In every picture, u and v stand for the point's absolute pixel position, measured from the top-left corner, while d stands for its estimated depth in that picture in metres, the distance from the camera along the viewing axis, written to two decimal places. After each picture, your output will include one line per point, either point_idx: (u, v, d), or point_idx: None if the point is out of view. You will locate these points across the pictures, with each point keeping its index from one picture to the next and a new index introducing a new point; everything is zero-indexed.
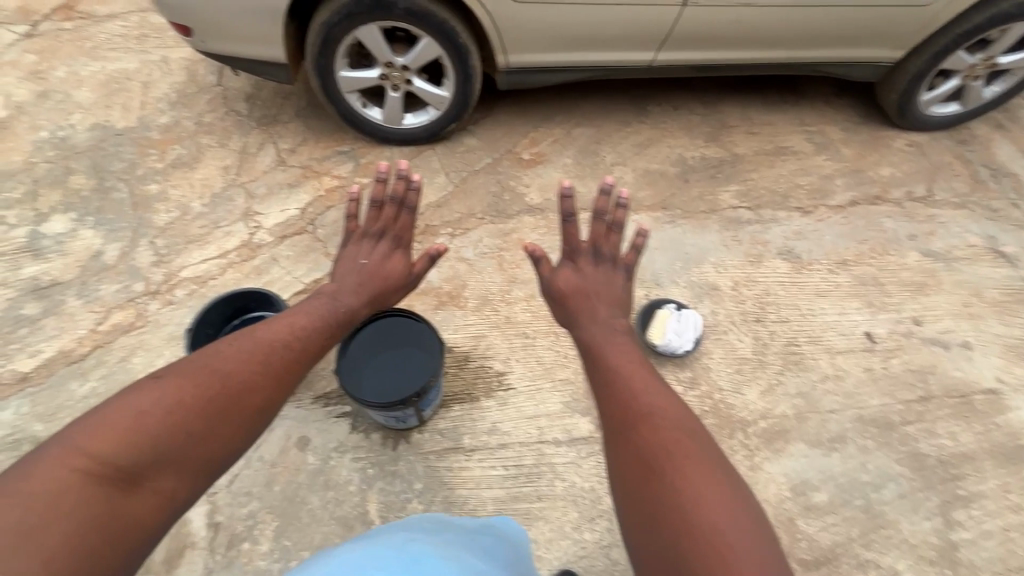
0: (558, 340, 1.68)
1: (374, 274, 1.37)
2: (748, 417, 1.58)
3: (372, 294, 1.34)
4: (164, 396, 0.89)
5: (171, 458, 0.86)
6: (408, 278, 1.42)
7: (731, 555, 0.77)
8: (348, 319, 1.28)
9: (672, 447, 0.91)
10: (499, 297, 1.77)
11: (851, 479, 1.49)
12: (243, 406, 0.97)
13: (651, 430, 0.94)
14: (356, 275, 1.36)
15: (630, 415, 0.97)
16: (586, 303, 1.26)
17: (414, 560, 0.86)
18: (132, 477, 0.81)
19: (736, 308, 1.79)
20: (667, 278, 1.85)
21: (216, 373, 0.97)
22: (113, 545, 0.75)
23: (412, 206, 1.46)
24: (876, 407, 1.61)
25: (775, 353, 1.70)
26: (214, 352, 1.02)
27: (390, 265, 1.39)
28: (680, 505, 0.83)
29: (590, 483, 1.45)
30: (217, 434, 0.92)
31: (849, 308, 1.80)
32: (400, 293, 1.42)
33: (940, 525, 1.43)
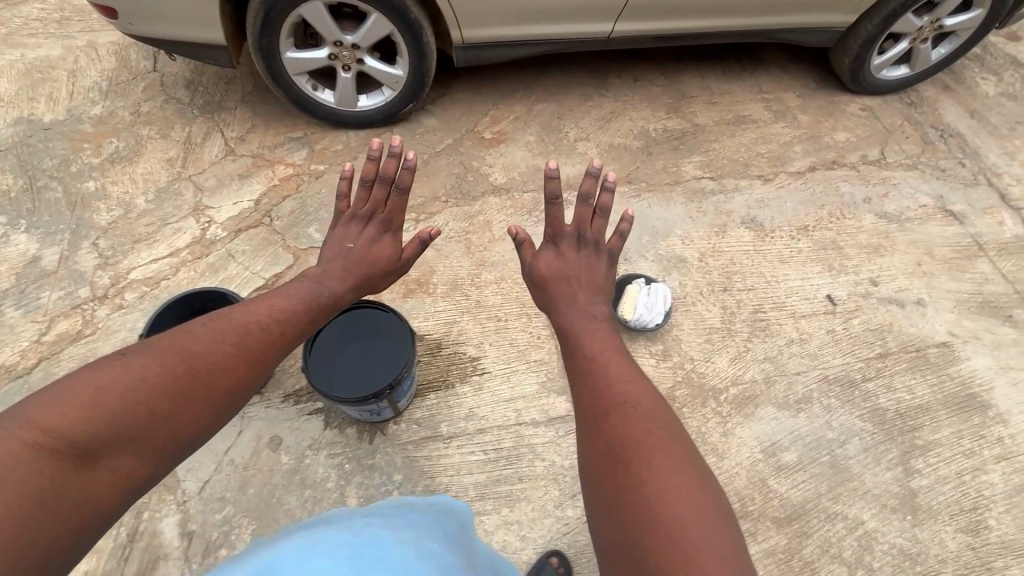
0: (531, 322, 1.67)
1: (363, 257, 1.31)
2: (719, 384, 1.62)
3: (359, 279, 1.28)
4: (129, 372, 0.80)
5: (132, 437, 0.76)
6: (397, 263, 1.36)
7: (697, 551, 0.73)
8: (337, 302, 1.22)
9: (647, 437, 0.87)
10: (468, 281, 1.74)
11: (818, 437, 1.55)
12: (213, 388, 0.88)
13: (626, 421, 0.90)
14: (342, 261, 1.29)
15: (606, 404, 0.93)
16: (574, 289, 1.24)
17: (370, 545, 0.79)
18: (89, 454, 0.72)
19: (703, 279, 1.81)
20: (635, 252, 1.85)
21: (186, 354, 0.88)
22: (63, 522, 0.67)
23: (404, 188, 1.39)
24: (838, 366, 1.67)
25: (743, 321, 1.74)
26: (187, 330, 0.92)
27: (379, 248, 1.34)
28: (648, 498, 0.79)
29: (570, 460, 1.47)
30: (182, 418, 0.82)
31: (811, 273, 1.85)
32: (388, 278, 1.35)
33: (900, 473, 1.51)
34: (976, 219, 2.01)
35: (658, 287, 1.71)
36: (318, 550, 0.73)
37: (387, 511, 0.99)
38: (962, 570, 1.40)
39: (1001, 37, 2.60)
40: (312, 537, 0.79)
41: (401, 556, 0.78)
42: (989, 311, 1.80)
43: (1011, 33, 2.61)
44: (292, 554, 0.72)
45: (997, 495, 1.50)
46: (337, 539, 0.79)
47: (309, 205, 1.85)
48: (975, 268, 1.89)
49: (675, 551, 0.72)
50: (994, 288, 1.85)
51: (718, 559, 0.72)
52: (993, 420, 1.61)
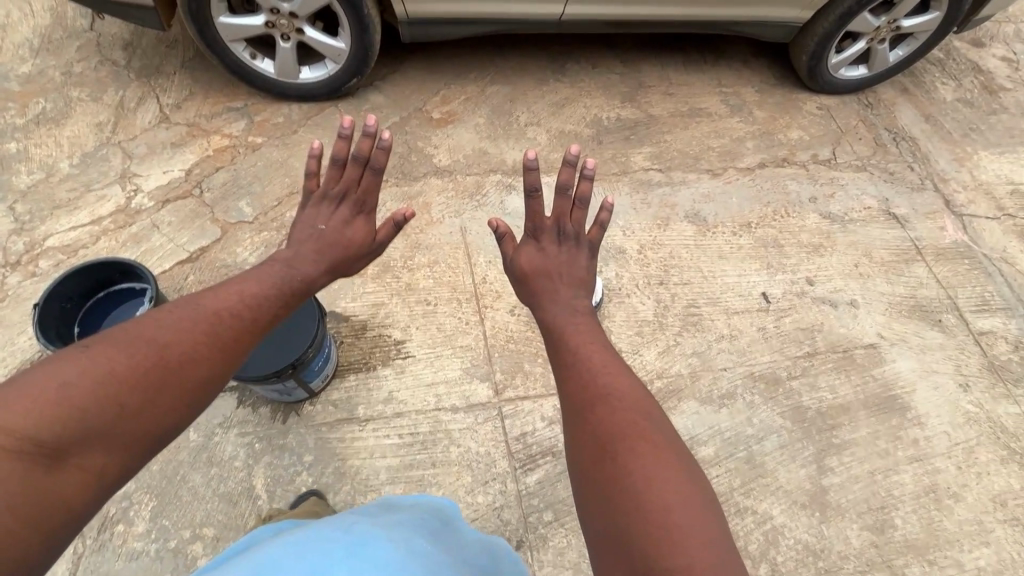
0: (460, 307, 1.66)
1: (335, 241, 1.19)
2: (644, 377, 1.62)
3: (334, 262, 1.17)
4: (93, 367, 0.75)
5: (106, 431, 0.73)
6: (366, 249, 1.23)
7: (679, 538, 0.70)
8: (308, 282, 1.10)
9: (632, 428, 0.83)
10: (400, 263, 1.71)
11: (736, 433, 1.56)
12: (184, 376, 0.82)
13: (609, 413, 0.85)
14: (313, 242, 1.17)
15: (592, 398, 0.88)
16: (564, 283, 1.14)
17: (359, 543, 0.72)
18: (59, 451, 0.68)
19: (640, 271, 1.80)
20: None
21: (156, 344, 0.82)
22: (38, 526, 0.64)
23: (379, 168, 1.25)
24: (765, 363, 1.68)
25: (675, 316, 1.73)
26: (153, 320, 0.85)
27: (350, 231, 1.21)
28: (633, 484, 0.76)
29: (486, 447, 1.46)
30: (157, 408, 0.78)
31: (748, 270, 1.85)
32: (362, 263, 1.24)
33: (814, 471, 1.53)
34: (918, 223, 2.02)
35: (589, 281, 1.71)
36: (315, 550, 0.68)
37: (373, 510, 0.94)
38: (863, 567, 1.42)
39: (965, 42, 2.60)
40: (304, 534, 0.74)
41: (392, 555, 0.71)
42: (919, 314, 1.82)
43: (974, 39, 2.61)
44: (290, 552, 0.67)
45: (905, 495, 1.52)
46: (331, 535, 0.74)
47: (243, 179, 1.80)
48: (911, 272, 1.90)
49: (662, 543, 0.70)
50: (927, 293, 1.87)
51: (702, 547, 0.70)
52: (911, 421, 1.63)
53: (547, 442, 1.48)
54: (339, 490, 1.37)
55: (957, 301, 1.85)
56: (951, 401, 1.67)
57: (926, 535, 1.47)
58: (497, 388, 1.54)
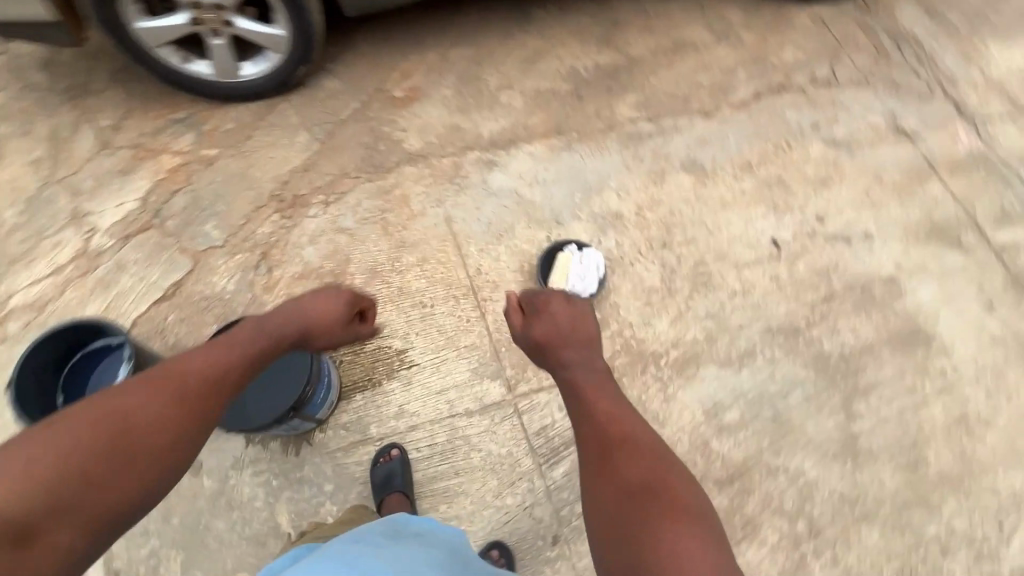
0: (458, 305, 1.57)
1: (311, 312, 1.16)
2: (659, 348, 1.55)
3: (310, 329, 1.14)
4: (65, 441, 0.75)
5: (74, 506, 0.73)
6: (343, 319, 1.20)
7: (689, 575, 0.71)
8: (277, 341, 1.09)
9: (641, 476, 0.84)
10: (388, 266, 1.61)
11: (760, 392, 1.51)
12: (156, 448, 0.82)
13: (625, 463, 0.86)
14: (290, 310, 1.14)
15: (610, 451, 0.88)
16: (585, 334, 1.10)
17: None
18: (30, 531, 0.68)
19: (641, 235, 1.70)
20: (567, 214, 1.71)
21: (129, 418, 0.81)
22: None
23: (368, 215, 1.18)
24: (782, 315, 1.61)
25: (683, 278, 1.65)
26: (130, 390, 0.85)
27: (321, 305, 1.17)
28: (643, 526, 0.77)
29: (507, 447, 1.42)
30: (127, 480, 0.78)
31: (754, 216, 1.74)
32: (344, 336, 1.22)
33: (842, 419, 1.49)
34: (929, 136, 1.88)
35: (589, 258, 1.59)
36: None
37: (379, 533, 0.92)
38: (900, 508, 1.41)
39: None
40: None
41: None
42: (938, 237, 1.72)
43: None
44: None
45: (936, 429, 1.49)
46: None
47: (203, 199, 1.67)
48: (926, 191, 1.79)
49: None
50: (945, 212, 1.76)
51: None
52: (937, 352, 1.58)
53: (569, 433, 1.44)
54: None
55: (976, 217, 1.75)
56: (977, 324, 1.61)
57: (960, 466, 1.46)
58: (510, 385, 1.49)
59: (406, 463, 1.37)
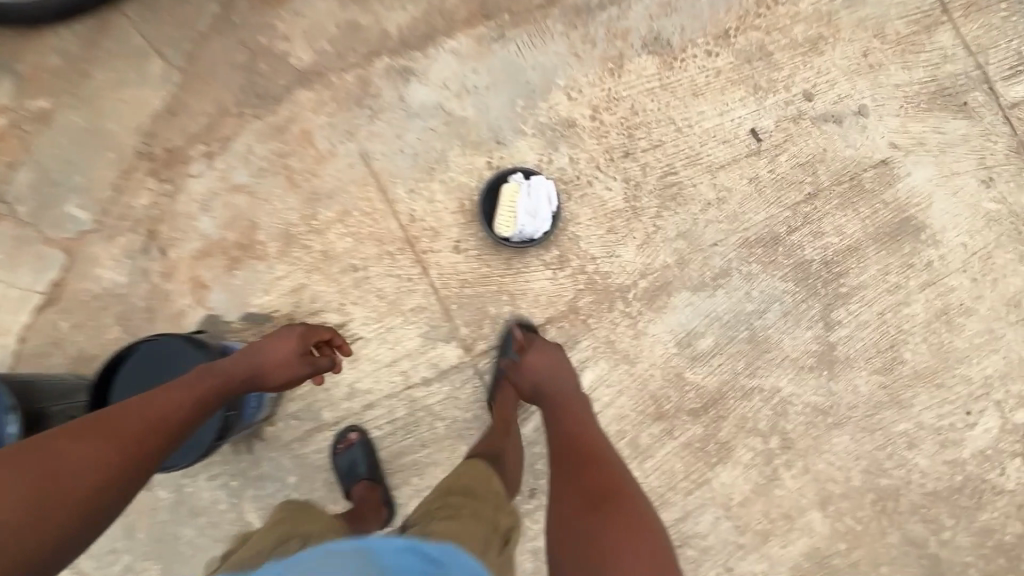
0: (395, 262, 1.36)
1: (268, 354, 1.10)
2: (627, 281, 1.39)
3: (265, 366, 1.09)
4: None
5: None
6: (302, 353, 1.14)
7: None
8: (229, 382, 1.03)
9: (603, 481, 0.94)
10: (304, 226, 1.35)
11: (736, 314, 1.40)
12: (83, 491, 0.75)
13: (594, 471, 0.96)
14: (246, 352, 1.09)
15: (581, 464, 0.98)
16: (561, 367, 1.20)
17: None
18: None
19: (599, 146, 1.42)
20: (509, 129, 1.41)
21: (66, 455, 0.76)
22: None
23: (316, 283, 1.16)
24: (760, 223, 1.43)
25: (650, 193, 1.42)
26: (73, 428, 0.80)
27: (277, 345, 1.11)
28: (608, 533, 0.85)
29: (473, 411, 1.33)
30: (57, 519, 0.72)
31: (732, 103, 1.45)
32: (306, 369, 1.15)
33: (821, 329, 1.41)
34: None
35: (539, 188, 1.34)
36: None
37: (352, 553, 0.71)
38: (872, 410, 1.40)
39: None
40: None
41: None
42: (941, 103, 1.47)
43: None
44: None
45: (916, 326, 1.43)
46: None
47: (54, 170, 1.33)
48: (934, 43, 1.48)
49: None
50: (953, 68, 1.48)
51: None
52: (925, 243, 1.45)
53: None
54: (337, 498, 1.30)
55: (988, 70, 1.48)
56: (971, 205, 1.46)
57: (936, 360, 1.42)
58: (468, 345, 1.35)
59: (367, 446, 1.28)
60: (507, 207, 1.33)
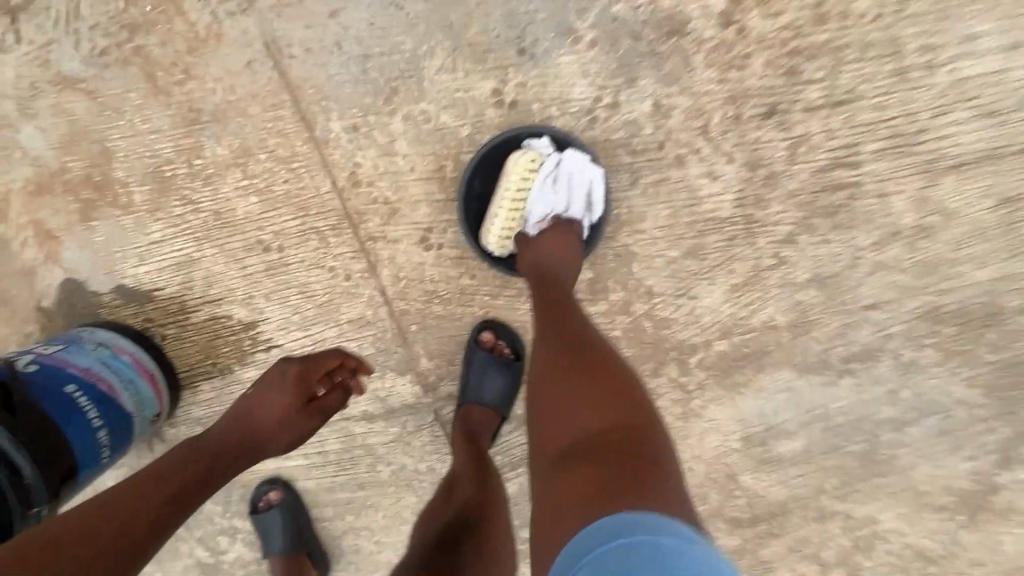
0: (327, 248, 0.85)
1: (262, 416, 0.75)
2: (696, 338, 0.84)
3: (274, 428, 0.75)
4: None
5: None
6: (305, 404, 0.78)
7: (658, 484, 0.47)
8: (218, 459, 0.70)
9: (550, 384, 0.59)
10: (186, 165, 0.83)
11: (858, 416, 0.86)
12: None
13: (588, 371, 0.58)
14: (249, 413, 0.75)
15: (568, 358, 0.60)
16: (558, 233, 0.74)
17: None
18: None
19: (716, 87, 0.73)
20: (547, 27, 0.74)
21: None
22: None
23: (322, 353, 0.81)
24: (974, 283, 0.78)
25: (790, 196, 0.76)
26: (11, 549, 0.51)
27: (280, 399, 0.76)
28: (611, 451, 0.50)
29: (428, 463, 0.97)
30: None
31: (1021, 30, 0.70)
32: (315, 422, 0.79)
33: (988, 464, 0.87)
34: None
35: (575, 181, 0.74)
36: None
37: None
38: None
39: None
40: None
41: None
42: None
43: None
44: None
45: None
46: None
47: None
48: None
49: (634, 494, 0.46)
50: None
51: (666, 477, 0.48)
52: None
53: (519, 451, 0.94)
54: None
55: None
56: None
57: None
58: (429, 384, 0.92)
59: (290, 509, 0.99)
60: (511, 205, 0.76)
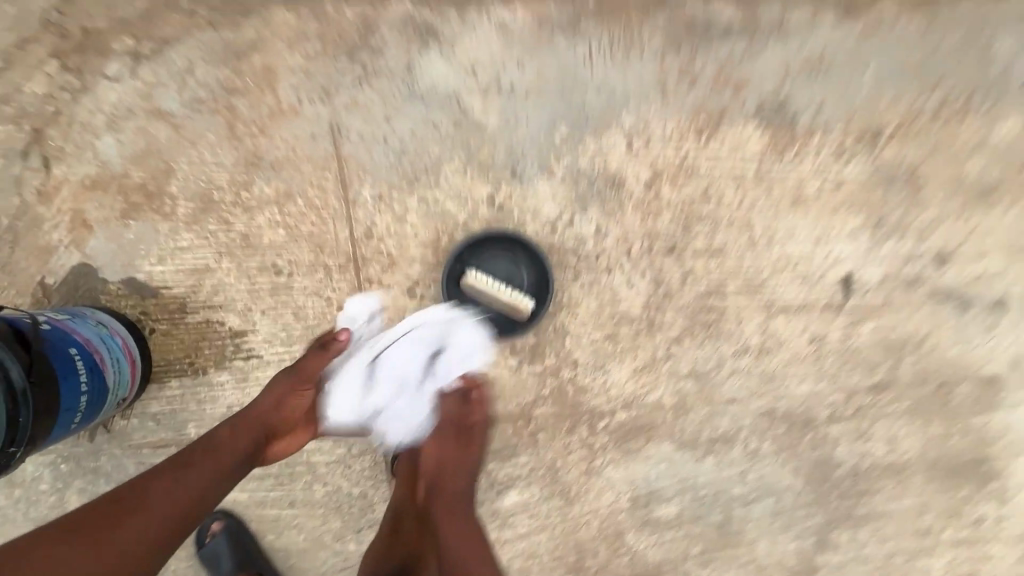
0: (329, 281, 1.05)
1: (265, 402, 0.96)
2: (604, 406, 1.09)
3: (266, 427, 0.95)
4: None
5: None
6: (298, 378, 0.98)
7: None
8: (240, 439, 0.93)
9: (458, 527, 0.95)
10: (231, 194, 1.03)
11: (718, 492, 1.10)
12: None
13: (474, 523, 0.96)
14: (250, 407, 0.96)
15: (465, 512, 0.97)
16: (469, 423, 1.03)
17: None
18: None
19: (641, 224, 1.06)
20: (534, 160, 1.04)
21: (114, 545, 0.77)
22: None
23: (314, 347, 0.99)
24: (799, 395, 1.09)
25: (681, 309, 1.07)
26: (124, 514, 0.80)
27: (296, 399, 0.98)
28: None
29: (361, 488, 1.09)
30: None
31: (834, 230, 1.07)
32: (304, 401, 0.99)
33: (808, 545, 1.12)
34: None
35: (457, 349, 1.04)
36: None
37: None
38: None
39: None
40: None
41: None
42: None
43: None
44: None
45: None
46: None
47: None
48: None
49: None
50: None
51: None
52: (985, 495, 1.12)
53: None
54: None
55: None
56: None
57: None
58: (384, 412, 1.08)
59: (233, 534, 1.09)
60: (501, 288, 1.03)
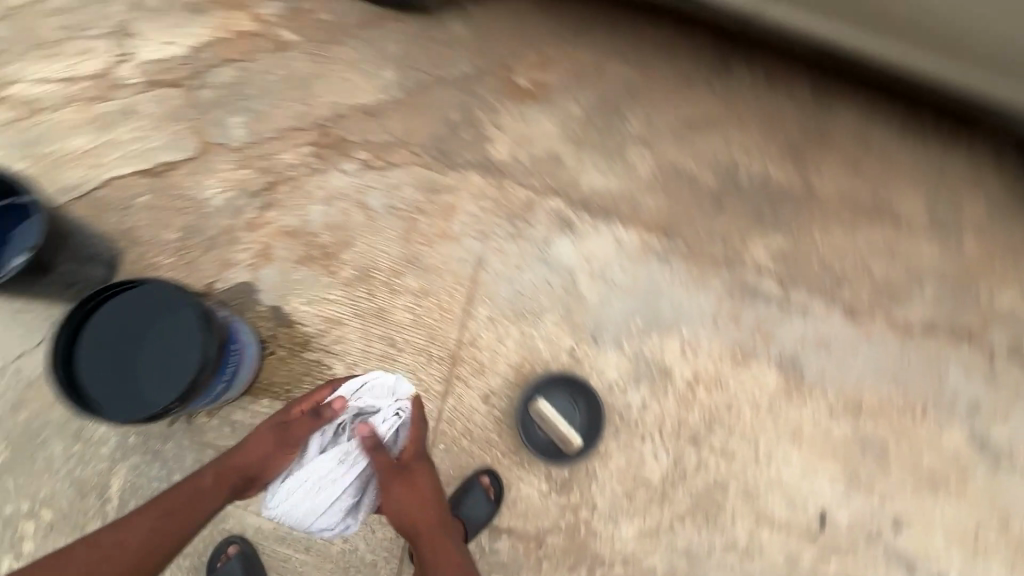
0: (426, 366, 1.30)
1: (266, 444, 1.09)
2: (605, 555, 1.26)
3: (259, 462, 1.08)
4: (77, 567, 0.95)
5: None
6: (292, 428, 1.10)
7: None
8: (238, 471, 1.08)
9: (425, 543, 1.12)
10: (383, 276, 1.32)
11: None
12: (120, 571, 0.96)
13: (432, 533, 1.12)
14: (233, 456, 1.09)
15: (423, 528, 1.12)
16: (410, 467, 1.13)
17: None
18: None
19: (675, 411, 1.33)
20: (610, 334, 1.36)
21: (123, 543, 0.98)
22: None
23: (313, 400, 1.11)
24: None
25: (688, 492, 1.30)
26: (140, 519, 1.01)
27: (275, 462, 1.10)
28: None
29: (374, 557, 1.17)
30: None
31: (817, 471, 1.33)
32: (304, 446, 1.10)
33: None
34: None
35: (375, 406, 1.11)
36: None
37: None
38: None
39: None
40: None
41: None
42: None
43: None
44: None
45: None
46: None
47: (252, 85, 1.40)
48: None
49: None
50: None
51: None
52: None
53: None
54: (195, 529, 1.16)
55: None
56: None
57: None
58: None
59: (245, 560, 1.15)
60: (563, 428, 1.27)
